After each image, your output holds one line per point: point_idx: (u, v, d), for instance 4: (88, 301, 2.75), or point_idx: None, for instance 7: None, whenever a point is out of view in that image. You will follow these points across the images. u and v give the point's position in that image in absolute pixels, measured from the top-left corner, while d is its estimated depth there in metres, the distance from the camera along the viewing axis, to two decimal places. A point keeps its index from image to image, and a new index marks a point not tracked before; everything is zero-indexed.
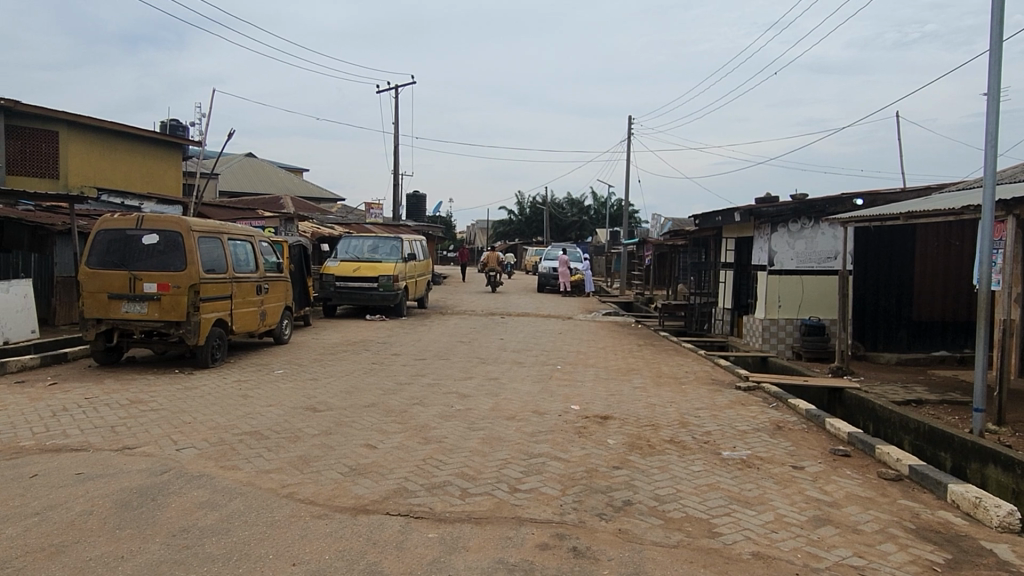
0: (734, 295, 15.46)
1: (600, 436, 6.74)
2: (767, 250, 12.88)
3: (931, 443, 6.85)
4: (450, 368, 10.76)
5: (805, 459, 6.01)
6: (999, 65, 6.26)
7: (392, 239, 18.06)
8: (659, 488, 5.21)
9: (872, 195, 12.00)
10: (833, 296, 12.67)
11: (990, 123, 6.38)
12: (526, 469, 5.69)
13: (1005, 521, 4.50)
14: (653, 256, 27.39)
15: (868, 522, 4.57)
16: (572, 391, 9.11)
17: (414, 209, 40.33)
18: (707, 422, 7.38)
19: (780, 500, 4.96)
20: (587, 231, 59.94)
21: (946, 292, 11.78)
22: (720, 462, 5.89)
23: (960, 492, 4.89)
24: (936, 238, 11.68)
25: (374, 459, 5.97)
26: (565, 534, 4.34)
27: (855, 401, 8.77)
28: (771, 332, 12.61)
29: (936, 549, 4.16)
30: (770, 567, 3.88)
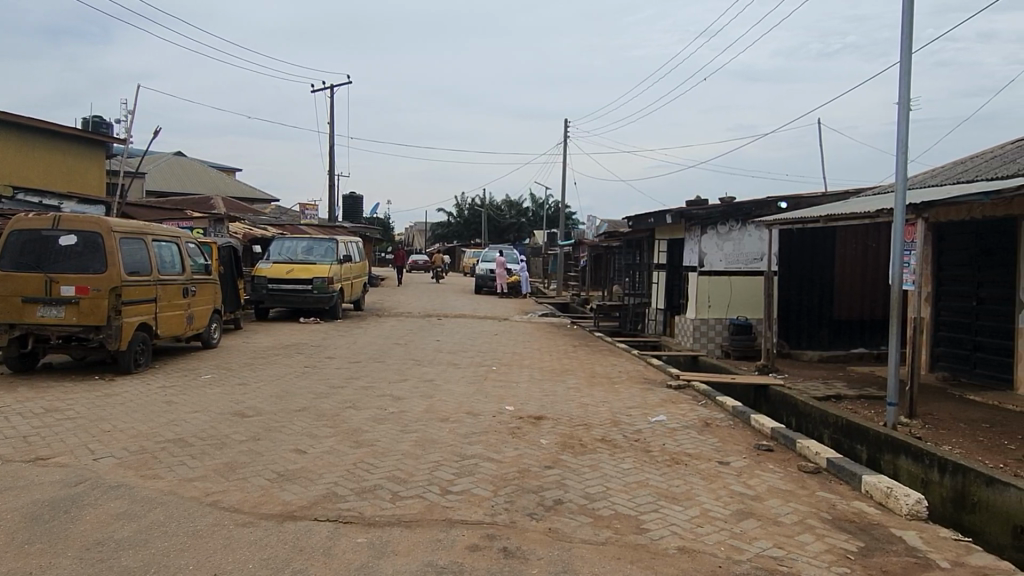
0: (667, 296, 15.76)
1: (533, 436, 6.78)
2: (697, 252, 13.18)
3: (848, 436, 7.16)
4: (385, 370, 10.62)
5: (730, 455, 6.18)
6: (909, 78, 6.59)
7: (327, 240, 17.75)
8: (589, 487, 5.26)
9: (795, 199, 12.46)
10: (759, 297, 13.07)
11: (901, 132, 6.70)
12: (458, 471, 5.67)
13: (913, 509, 4.73)
14: (588, 258, 27.80)
15: (788, 514, 4.73)
16: (507, 392, 9.11)
17: (350, 210, 39.72)
18: (637, 420, 7.51)
19: (706, 495, 5.08)
20: (525, 233, 60.12)
21: (864, 292, 12.30)
22: (649, 460, 5.99)
23: (873, 482, 5.11)
24: (856, 241, 12.17)
25: (303, 465, 5.85)
26: (495, 535, 4.34)
27: (779, 397, 9.08)
28: (700, 332, 12.95)
29: (850, 538, 4.34)
30: (694, 561, 3.97)
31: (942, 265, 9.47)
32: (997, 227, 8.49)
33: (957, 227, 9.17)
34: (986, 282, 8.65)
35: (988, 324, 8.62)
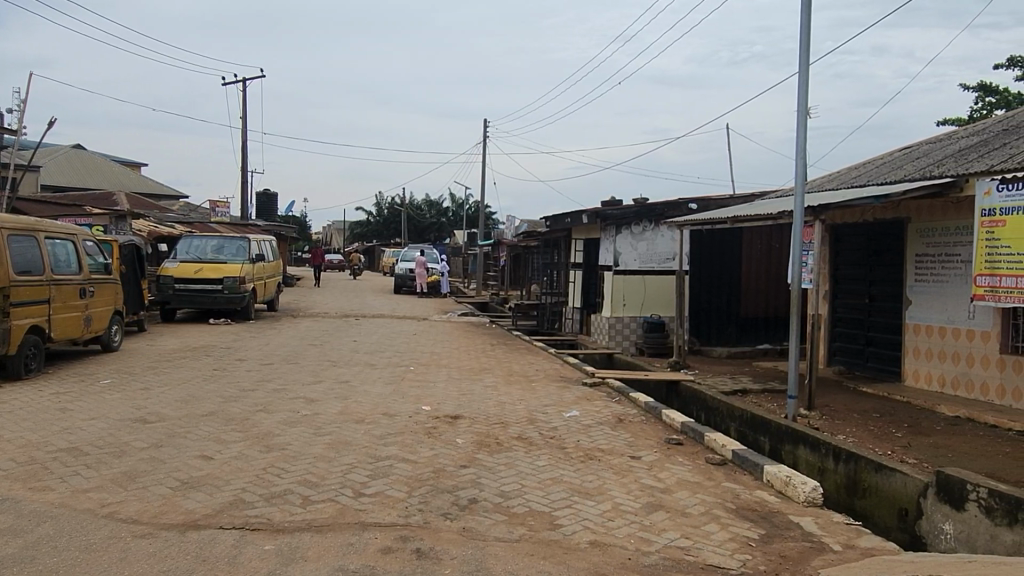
0: (583, 294, 16.00)
1: (449, 436, 6.74)
2: (612, 251, 13.44)
3: (753, 428, 7.46)
4: (298, 372, 10.34)
5: (641, 449, 6.34)
6: (807, 88, 6.93)
7: (238, 239, 17.13)
8: (504, 485, 5.28)
9: (705, 201, 12.91)
10: (671, 295, 13.45)
11: (800, 139, 7.04)
12: (372, 473, 5.58)
13: (811, 496, 4.98)
14: (508, 257, 27.95)
15: (695, 505, 4.88)
16: (424, 392, 9.03)
17: (264, 208, 38.49)
18: (553, 418, 7.58)
19: (617, 489, 5.19)
20: (446, 232, 59.80)
21: (768, 291, 12.90)
22: (563, 456, 6.07)
23: (774, 472, 5.35)
24: (760, 242, 12.75)
25: (209, 471, 5.62)
26: (409, 536, 4.29)
27: (689, 392, 9.38)
28: (616, 329, 13.22)
29: (751, 526, 4.52)
30: (604, 554, 4.04)
31: (838, 265, 10.01)
32: (886, 229, 9.03)
33: (851, 229, 9.70)
34: (877, 281, 9.19)
35: (879, 320, 9.16)
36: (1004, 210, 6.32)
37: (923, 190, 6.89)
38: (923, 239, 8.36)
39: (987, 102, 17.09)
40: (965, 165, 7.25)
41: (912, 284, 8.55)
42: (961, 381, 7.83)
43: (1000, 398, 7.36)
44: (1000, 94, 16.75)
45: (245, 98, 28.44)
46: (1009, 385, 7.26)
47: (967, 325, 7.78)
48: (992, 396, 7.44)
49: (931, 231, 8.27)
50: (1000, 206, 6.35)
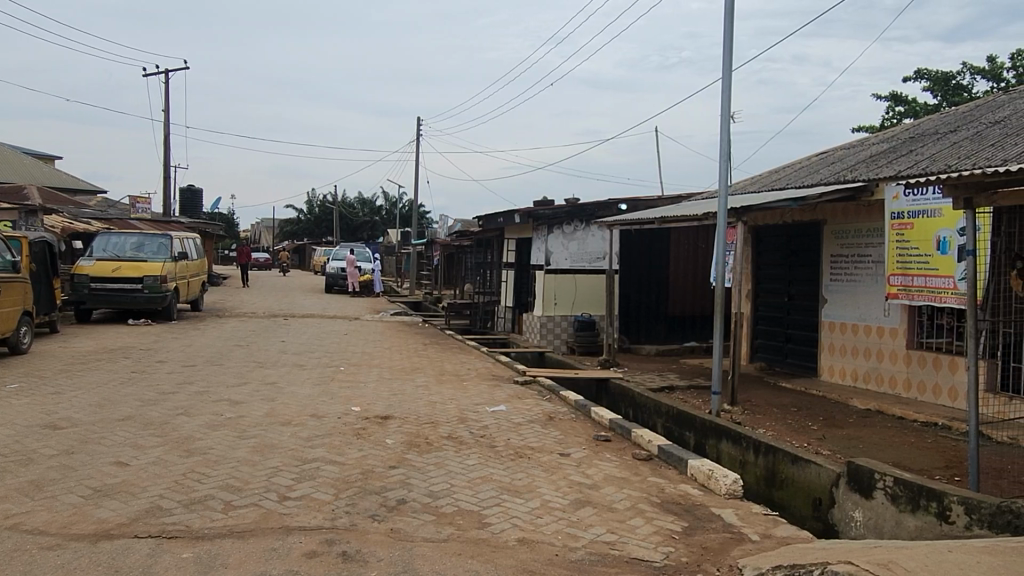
0: (515, 293, 16.05)
1: (379, 437, 6.66)
2: (544, 251, 13.54)
3: (679, 424, 7.65)
4: (223, 374, 10.02)
5: (571, 446, 6.41)
6: (730, 93, 7.15)
7: (160, 237, 16.46)
8: (433, 485, 5.25)
9: (634, 201, 13.17)
10: (602, 293, 13.64)
11: (724, 143, 7.25)
12: (298, 476, 5.46)
13: (731, 488, 5.14)
14: (441, 256, 27.79)
15: (621, 500, 4.97)
16: (353, 392, 8.89)
17: (189, 205, 37.18)
18: (484, 417, 7.59)
19: (546, 486, 5.24)
20: (379, 231, 59.02)
21: (695, 290, 13.23)
22: (493, 455, 6.08)
23: (697, 466, 5.50)
24: (687, 243, 13.06)
25: (124, 478, 5.39)
26: (335, 539, 4.21)
27: (618, 389, 9.55)
28: (547, 328, 13.33)
29: (675, 519, 4.64)
30: (532, 551, 4.07)
31: (760, 265, 10.37)
32: (803, 230, 9.40)
33: (771, 230, 10.06)
34: (795, 280, 9.56)
35: (798, 318, 9.53)
36: (911, 213, 6.70)
37: (837, 193, 7.20)
38: (838, 240, 8.74)
39: (897, 111, 18.02)
40: (875, 170, 7.61)
41: (828, 283, 8.93)
42: (872, 375, 8.21)
43: (906, 391, 7.74)
44: (909, 103, 17.68)
45: (168, 91, 27.41)
46: (915, 378, 7.64)
47: (878, 322, 8.17)
48: (900, 389, 7.83)
49: (845, 232, 8.65)
50: (908, 209, 6.73)
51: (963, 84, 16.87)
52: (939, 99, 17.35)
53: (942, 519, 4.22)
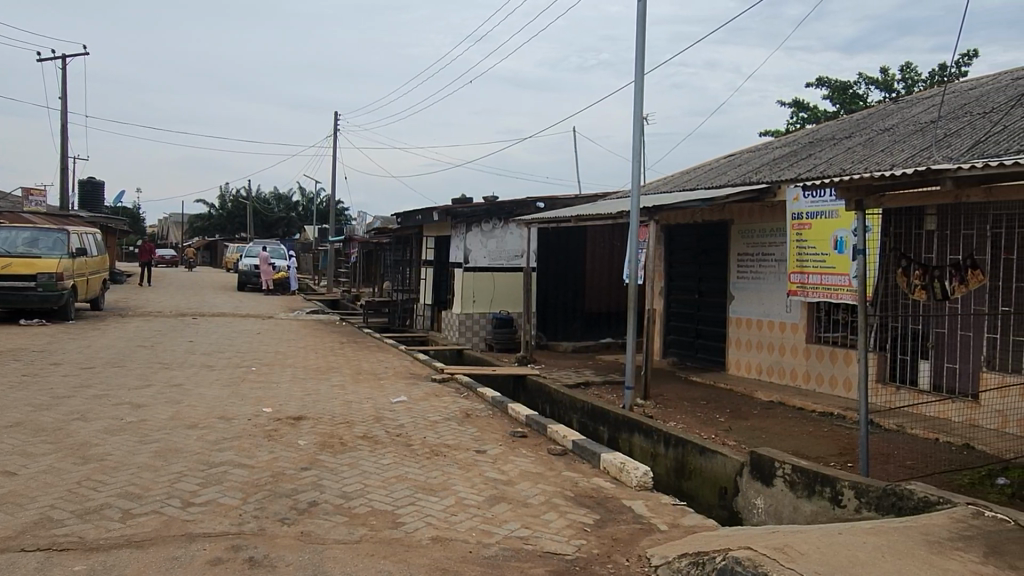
0: (434, 291, 15.93)
1: (290, 438, 6.48)
2: (462, 248, 13.52)
3: (593, 419, 7.79)
4: (124, 376, 9.52)
5: (487, 443, 6.43)
6: (642, 95, 7.33)
7: (57, 231, 15.38)
8: (346, 486, 5.15)
9: (551, 200, 13.32)
10: (519, 291, 13.71)
11: (636, 144, 7.43)
12: (204, 480, 5.25)
13: (642, 480, 5.27)
14: (359, 253, 27.29)
15: (535, 495, 5.02)
16: (264, 393, 8.63)
17: (89, 199, 35.14)
18: (400, 415, 7.51)
19: (461, 484, 5.23)
20: (295, 227, 57.43)
21: (610, 287, 13.49)
22: (408, 454, 6.02)
23: (609, 459, 5.62)
24: (603, 241, 13.31)
25: (11, 488, 5.04)
26: (242, 545, 4.08)
27: (535, 386, 9.65)
28: (466, 326, 13.32)
29: (587, 512, 4.72)
30: (446, 549, 4.06)
31: (672, 263, 10.69)
32: (712, 229, 9.74)
33: (682, 229, 10.38)
34: (705, 278, 9.90)
35: (707, 314, 9.87)
36: (810, 214, 7.05)
37: (743, 194, 7.48)
38: (744, 240, 9.10)
39: (800, 117, 18.90)
40: (778, 173, 7.97)
41: (735, 281, 9.29)
42: (776, 368, 8.59)
43: (806, 383, 8.14)
44: (811, 110, 18.59)
45: (64, 77, 25.78)
46: (813, 371, 8.05)
47: (780, 318, 8.56)
48: (800, 381, 8.23)
49: (750, 232, 9.01)
50: (807, 210, 7.07)
51: (859, 93, 17.87)
52: (837, 106, 18.31)
53: (835, 504, 4.45)
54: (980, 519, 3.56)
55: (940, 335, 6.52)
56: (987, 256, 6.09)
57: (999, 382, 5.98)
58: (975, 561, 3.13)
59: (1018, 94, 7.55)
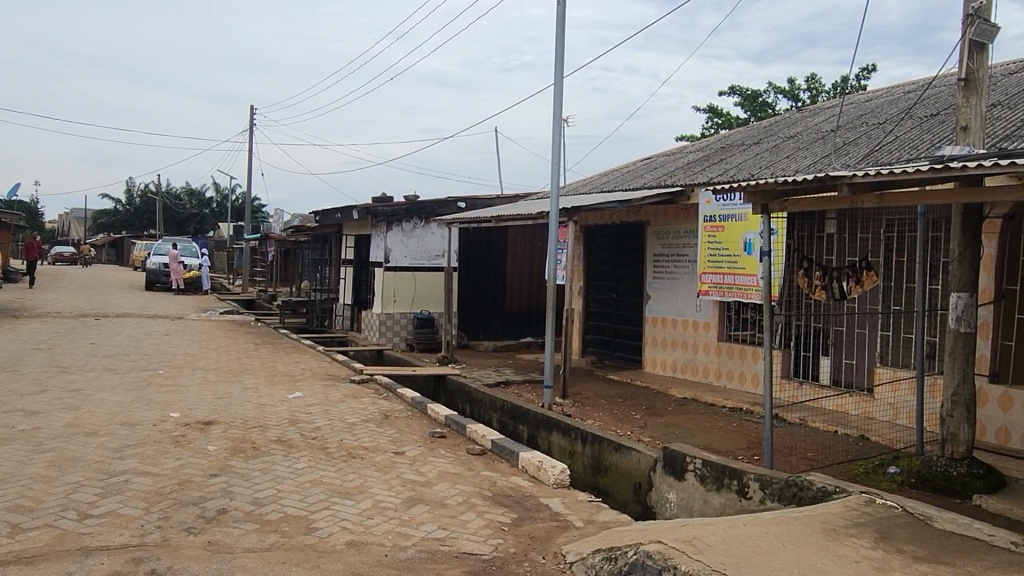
0: (353, 291, 15.65)
1: (199, 443, 6.23)
2: (383, 248, 13.33)
3: (513, 418, 7.83)
4: (17, 381, 8.92)
5: (405, 444, 6.37)
6: (561, 98, 7.41)
7: None
8: (258, 491, 4.99)
9: (472, 200, 13.30)
10: (440, 290, 13.63)
11: (555, 145, 7.51)
12: (103, 490, 4.98)
13: (558, 478, 5.33)
14: (276, 252, 26.51)
15: (453, 495, 5.01)
16: (172, 397, 8.26)
17: None
18: (316, 418, 7.34)
19: (378, 486, 5.16)
20: (209, 224, 55.26)
21: (531, 287, 13.61)
22: (324, 457, 5.89)
23: (528, 458, 5.66)
24: (524, 242, 13.41)
25: None
26: (143, 557, 3.88)
27: (455, 385, 9.63)
28: (386, 326, 13.15)
29: (505, 511, 4.74)
30: (360, 553, 3.99)
31: (590, 263, 10.87)
32: (629, 230, 9.96)
33: (600, 230, 10.56)
34: (622, 278, 10.11)
35: (624, 313, 10.10)
36: (721, 216, 7.28)
37: (657, 196, 7.67)
38: (660, 241, 9.35)
39: (714, 123, 19.58)
40: (691, 177, 8.23)
41: (650, 281, 9.53)
42: (688, 366, 8.87)
43: (717, 380, 8.44)
44: (723, 116, 19.29)
45: None
46: (724, 368, 8.35)
47: (693, 317, 8.83)
48: (711, 378, 8.52)
49: (665, 233, 9.26)
50: (719, 212, 7.32)
51: (768, 102, 18.67)
52: (748, 114, 19.06)
53: (741, 496, 4.63)
54: (872, 507, 3.77)
55: (838, 333, 6.89)
56: (881, 259, 6.47)
57: (891, 377, 6.35)
58: (866, 546, 3.31)
59: (909, 107, 8.03)
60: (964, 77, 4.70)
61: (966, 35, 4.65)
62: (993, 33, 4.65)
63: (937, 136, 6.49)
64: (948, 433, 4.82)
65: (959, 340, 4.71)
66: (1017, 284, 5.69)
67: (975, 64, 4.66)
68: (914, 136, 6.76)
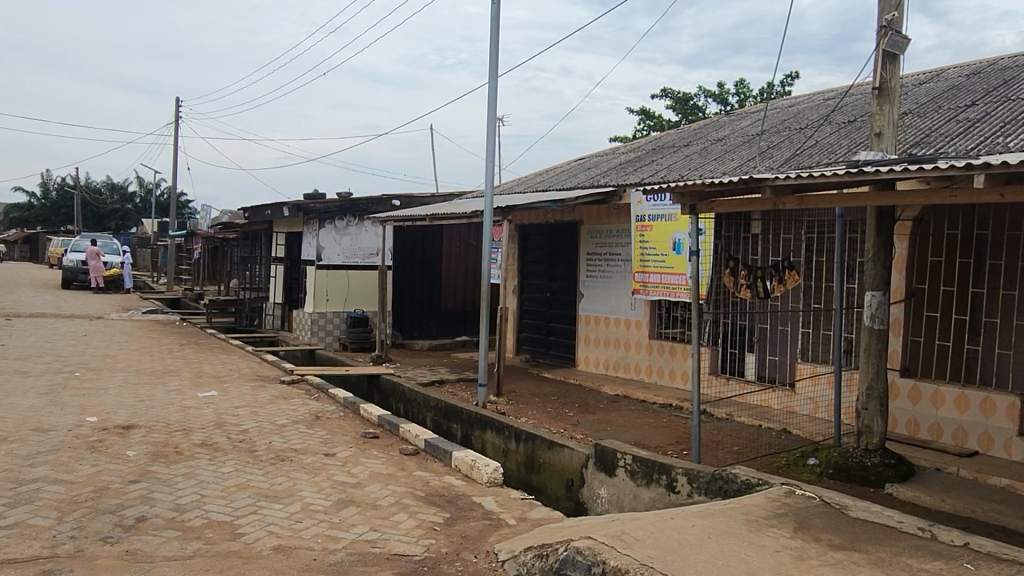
0: (284, 290, 15.28)
1: (118, 449, 5.97)
2: (315, 246, 13.07)
3: (447, 416, 7.80)
4: None
5: (337, 445, 6.26)
6: (496, 97, 7.41)
7: None
8: (181, 497, 4.82)
9: (407, 198, 13.18)
10: (374, 289, 13.44)
11: (489, 145, 7.50)
12: (12, 500, 4.71)
13: (492, 476, 5.33)
14: (203, 249, 25.62)
15: (385, 496, 4.95)
16: (89, 401, 7.88)
17: None
18: (245, 420, 7.14)
19: (308, 489, 5.05)
20: (132, 220, 53.01)
21: (466, 286, 13.58)
22: (252, 460, 5.74)
23: (461, 457, 5.63)
24: (459, 240, 13.38)
25: None
26: (55, 570, 3.69)
27: (388, 385, 9.52)
28: (318, 325, 12.90)
29: (437, 511, 4.71)
30: (288, 558, 3.89)
31: (525, 262, 10.92)
32: (563, 230, 10.06)
33: (535, 230, 10.63)
34: (556, 277, 10.20)
35: (558, 312, 10.19)
36: (651, 216, 7.42)
37: (590, 196, 7.77)
38: (592, 240, 9.47)
39: (646, 124, 19.95)
40: (623, 177, 8.36)
41: (584, 279, 9.64)
42: (620, 363, 9.02)
43: (647, 377, 8.61)
44: (655, 119, 19.65)
45: None
46: (654, 365, 8.53)
47: (625, 315, 8.98)
48: (642, 375, 8.69)
49: (598, 233, 9.38)
50: (648, 212, 7.46)
51: (697, 105, 19.15)
52: (679, 116, 19.51)
53: (670, 490, 4.73)
54: (792, 498, 3.91)
55: (763, 331, 7.12)
56: (802, 259, 6.72)
57: (811, 372, 6.59)
58: (786, 536, 3.43)
59: (827, 113, 8.36)
60: (878, 86, 4.93)
61: (880, 46, 4.87)
62: (904, 44, 4.89)
63: (853, 141, 6.79)
64: (863, 425, 5.03)
65: (873, 336, 4.93)
66: (925, 283, 5.99)
67: (887, 73, 4.90)
68: (832, 142, 7.04)
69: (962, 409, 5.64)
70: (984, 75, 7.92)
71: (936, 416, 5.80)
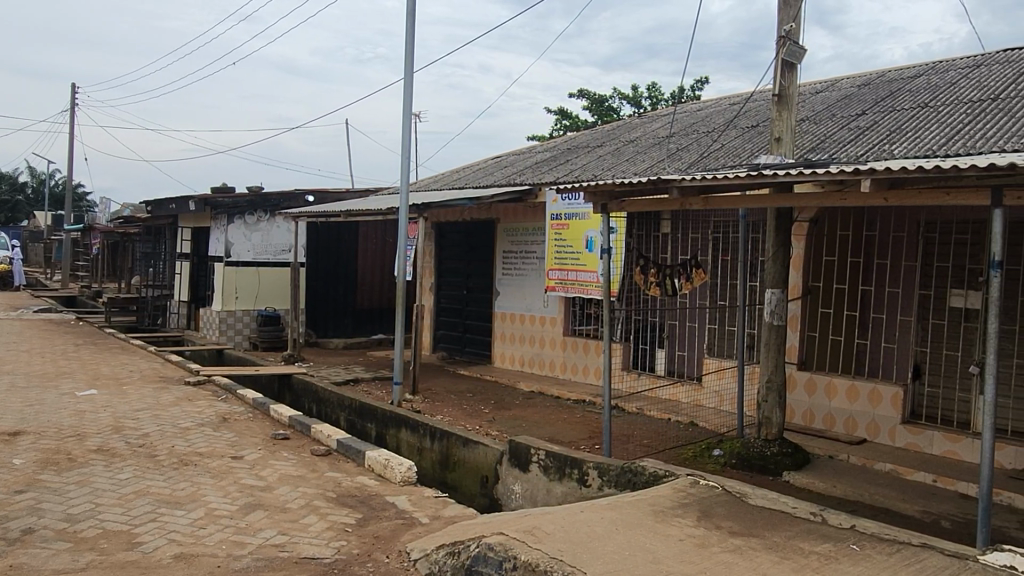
0: (190, 287, 14.64)
1: (2, 457, 5.58)
2: (223, 242, 12.60)
3: (361, 416, 7.68)
4: None
5: (245, 448, 6.06)
6: (411, 92, 7.35)
7: None
8: (73, 507, 4.55)
9: (321, 193, 12.89)
10: (286, 287, 13.08)
11: (405, 142, 7.43)
12: None
13: (405, 475, 5.28)
14: (103, 245, 24.25)
15: (295, 499, 4.83)
16: None
17: None
18: (145, 423, 6.81)
19: (213, 493, 4.87)
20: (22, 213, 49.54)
21: (381, 283, 13.41)
22: (153, 465, 5.48)
23: (374, 456, 5.55)
24: (374, 238, 13.21)
25: None
26: None
27: (300, 385, 9.29)
28: (227, 324, 12.44)
29: (349, 512, 4.63)
30: (190, 566, 3.74)
31: (441, 259, 10.88)
32: (479, 228, 10.07)
33: (451, 227, 10.61)
34: (472, 275, 10.20)
35: (474, 310, 10.20)
36: (566, 215, 7.53)
37: (506, 194, 7.80)
38: (508, 238, 9.53)
39: (562, 124, 20.22)
40: (538, 176, 8.44)
41: (500, 277, 9.68)
42: (535, 359, 9.13)
43: (562, 373, 8.75)
44: (572, 119, 19.96)
45: None
46: (568, 361, 8.67)
47: (540, 312, 9.08)
48: (557, 371, 8.82)
49: (514, 231, 9.45)
50: (563, 211, 7.57)
51: (612, 107, 19.57)
52: (593, 118, 19.87)
53: (582, 484, 4.81)
54: (696, 487, 4.06)
55: (672, 327, 7.35)
56: (709, 258, 6.97)
57: (717, 366, 6.86)
58: (690, 524, 3.56)
59: (732, 118, 8.70)
60: (777, 93, 5.17)
61: (779, 55, 5.11)
62: (801, 54, 5.16)
63: (756, 145, 7.10)
64: (763, 417, 5.29)
65: (773, 331, 5.18)
66: (820, 281, 6.33)
67: (786, 81, 5.15)
68: (736, 145, 7.34)
69: (852, 399, 6.00)
70: (873, 86, 8.43)
71: (829, 407, 6.14)
